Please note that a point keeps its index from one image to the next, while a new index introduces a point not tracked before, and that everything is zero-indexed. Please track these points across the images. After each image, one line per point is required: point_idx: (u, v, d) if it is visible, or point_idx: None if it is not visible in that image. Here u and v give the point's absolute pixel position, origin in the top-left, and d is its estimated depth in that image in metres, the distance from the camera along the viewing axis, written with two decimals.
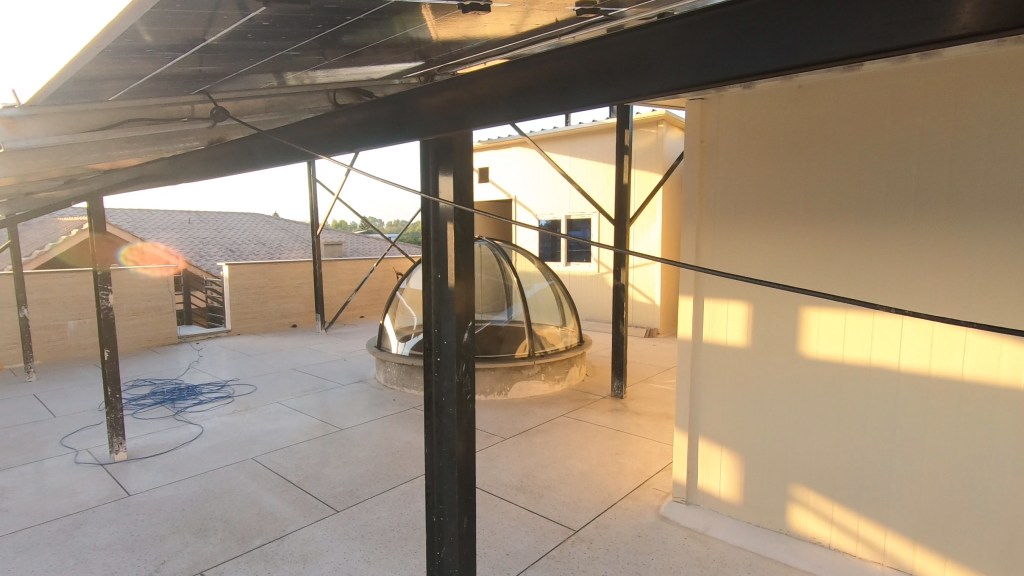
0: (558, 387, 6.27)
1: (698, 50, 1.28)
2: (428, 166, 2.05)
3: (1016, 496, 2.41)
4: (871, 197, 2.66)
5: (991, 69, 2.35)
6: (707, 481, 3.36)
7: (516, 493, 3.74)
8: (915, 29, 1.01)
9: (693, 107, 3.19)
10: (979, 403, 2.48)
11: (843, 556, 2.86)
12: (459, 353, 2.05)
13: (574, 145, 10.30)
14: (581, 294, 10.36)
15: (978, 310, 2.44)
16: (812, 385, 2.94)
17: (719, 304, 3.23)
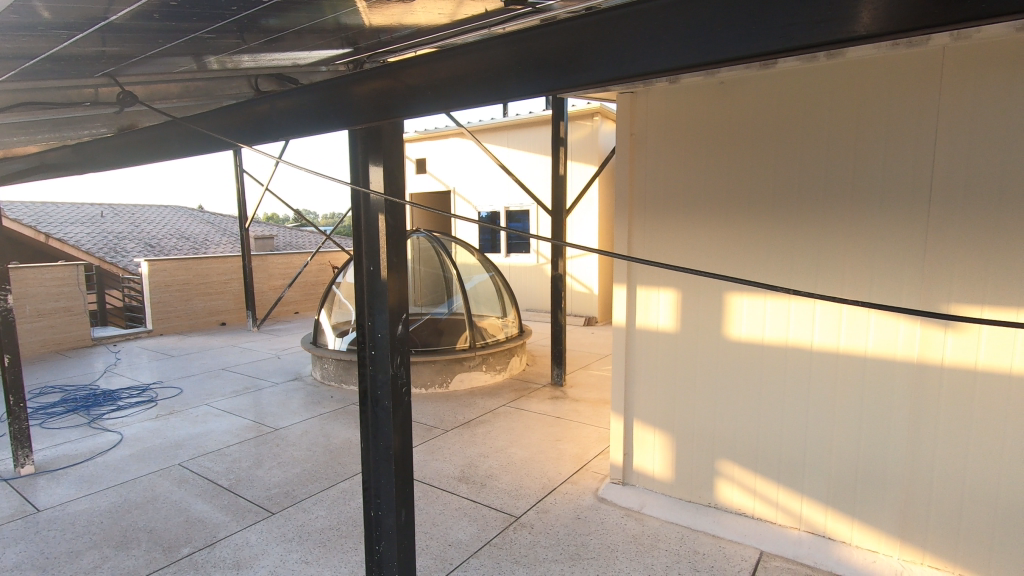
0: (499, 378, 6.32)
1: (628, 43, 1.32)
2: (357, 156, 2.00)
3: (911, 459, 2.66)
4: (785, 188, 2.84)
5: (888, 70, 2.55)
6: (642, 462, 3.51)
7: (457, 484, 3.75)
8: (824, 29, 1.08)
9: (623, 100, 3.27)
10: (881, 376, 2.71)
11: (765, 525, 3.06)
12: (393, 346, 2.03)
13: (511, 137, 10.32)
14: (520, 284, 10.45)
15: (879, 292, 2.66)
16: (736, 366, 3.11)
17: (651, 291, 3.35)
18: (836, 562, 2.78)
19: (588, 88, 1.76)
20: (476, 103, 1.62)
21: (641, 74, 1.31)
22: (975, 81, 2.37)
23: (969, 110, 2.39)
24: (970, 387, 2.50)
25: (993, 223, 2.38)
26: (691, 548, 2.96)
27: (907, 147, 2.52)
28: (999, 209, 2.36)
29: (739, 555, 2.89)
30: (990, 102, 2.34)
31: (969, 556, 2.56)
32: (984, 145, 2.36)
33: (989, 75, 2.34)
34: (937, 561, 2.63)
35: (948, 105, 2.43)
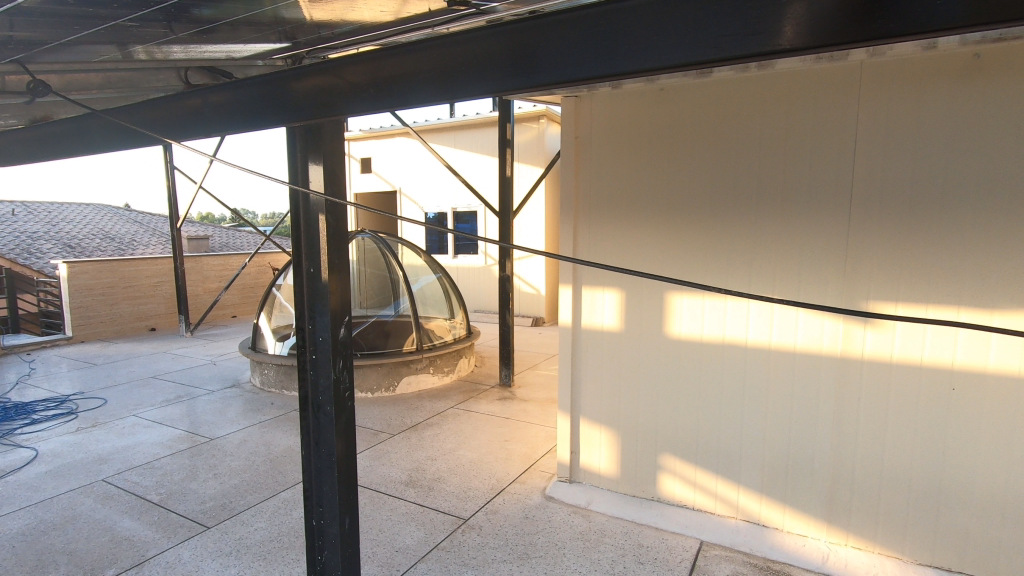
0: (447, 380, 6.28)
1: (569, 48, 1.34)
2: (296, 154, 1.94)
3: (836, 447, 2.84)
4: (721, 191, 2.97)
5: (813, 81, 2.71)
6: (588, 459, 3.57)
7: (405, 489, 3.70)
8: (753, 42, 1.14)
9: (568, 103, 3.32)
10: (809, 369, 2.88)
11: (705, 516, 3.18)
12: (335, 350, 1.98)
13: (458, 137, 10.28)
14: (468, 285, 10.42)
15: (807, 291, 2.82)
16: (677, 363, 3.22)
17: (596, 291, 3.42)
18: (770, 547, 2.93)
19: (532, 91, 1.78)
20: (420, 102, 1.61)
21: (584, 78, 1.33)
22: (889, 94, 2.56)
23: (884, 121, 2.57)
24: (887, 379, 2.70)
25: (905, 226, 2.57)
26: (635, 541, 3.04)
27: (830, 155, 2.69)
28: (910, 213, 2.56)
29: (680, 546, 2.99)
30: (902, 114, 2.53)
31: (887, 535, 2.76)
32: (897, 154, 2.55)
33: (901, 90, 2.53)
34: (860, 541, 2.82)
35: (865, 116, 2.61)
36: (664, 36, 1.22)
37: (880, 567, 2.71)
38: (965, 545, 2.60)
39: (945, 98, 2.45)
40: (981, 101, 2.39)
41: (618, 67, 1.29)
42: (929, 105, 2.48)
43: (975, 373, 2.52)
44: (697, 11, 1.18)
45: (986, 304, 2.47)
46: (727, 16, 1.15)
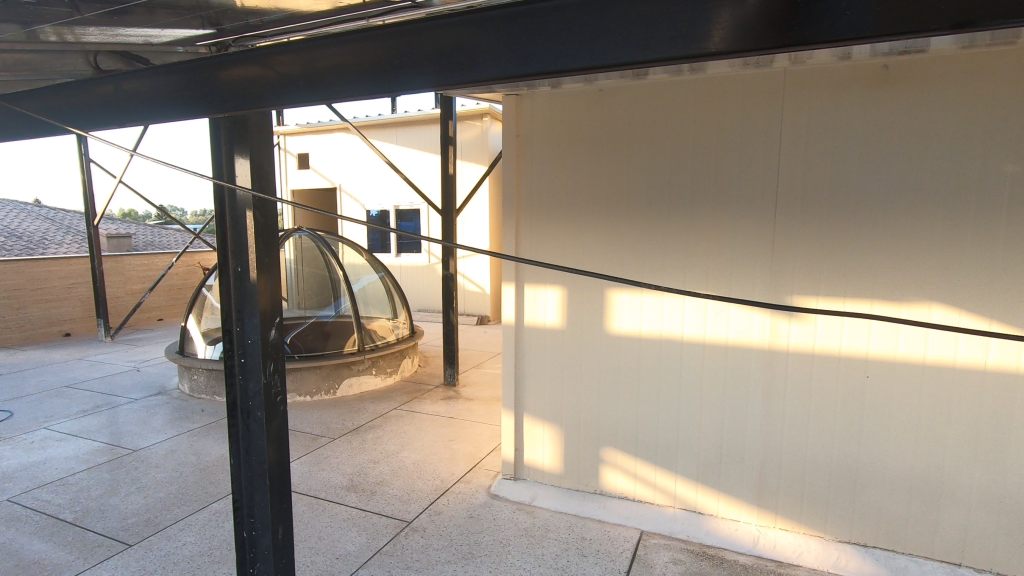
0: (390, 381, 6.16)
1: (507, 44, 1.34)
2: (220, 146, 1.84)
3: (765, 435, 2.99)
4: (658, 190, 3.05)
5: (742, 86, 2.83)
6: (532, 456, 3.59)
7: (346, 494, 3.60)
8: (683, 44, 1.18)
9: (509, 101, 3.32)
10: (739, 362, 3.01)
11: (645, 506, 3.27)
12: (266, 353, 1.89)
13: (400, 133, 10.09)
14: (411, 284, 10.26)
15: (738, 287, 2.94)
16: (617, 359, 3.29)
17: (538, 289, 3.44)
18: (706, 533, 3.05)
19: (472, 87, 1.77)
20: (356, 95, 1.56)
21: (522, 75, 1.33)
22: (809, 100, 2.71)
23: (806, 126, 2.72)
24: (809, 369, 2.86)
25: (825, 224, 2.74)
26: (579, 535, 3.09)
27: (758, 157, 2.83)
28: (830, 212, 2.72)
29: (622, 537, 3.07)
30: (822, 120, 2.69)
31: (811, 516, 2.93)
32: (818, 157, 2.71)
33: (821, 96, 2.69)
34: (787, 523, 2.98)
35: (790, 120, 2.75)
36: (599, 35, 1.23)
37: (805, 546, 2.88)
38: (879, 521, 2.80)
39: (860, 105, 2.62)
40: (890, 109, 2.57)
41: (555, 64, 1.30)
42: (846, 111, 2.64)
43: (887, 360, 2.71)
44: (630, 14, 1.20)
45: (896, 297, 2.65)
46: (658, 18, 1.18)
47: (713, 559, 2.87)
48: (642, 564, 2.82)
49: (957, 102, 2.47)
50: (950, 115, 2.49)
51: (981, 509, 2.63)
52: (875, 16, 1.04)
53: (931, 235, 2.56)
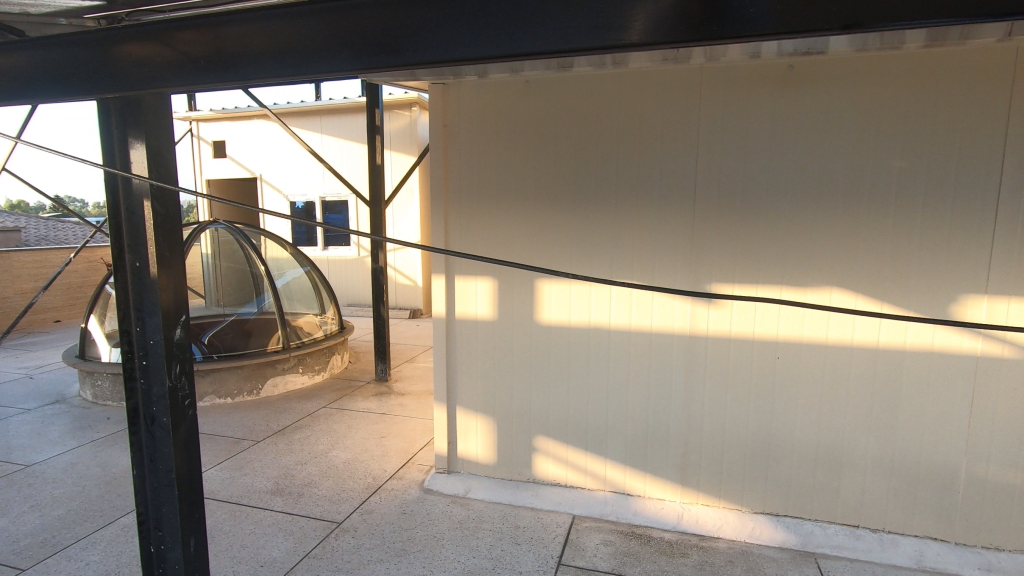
0: (319, 378, 5.94)
1: (427, 29, 1.31)
2: (111, 130, 1.68)
3: (688, 417, 3.13)
4: (584, 182, 3.10)
5: (662, 81, 2.92)
6: (465, 448, 3.58)
7: (271, 498, 3.44)
8: (602, 35, 1.19)
9: (434, 90, 3.25)
10: (663, 348, 3.13)
11: (576, 491, 3.35)
12: (170, 354, 1.76)
13: (324, 121, 9.69)
14: (340, 278, 9.93)
15: (661, 276, 3.05)
16: (547, 348, 3.33)
17: (468, 281, 3.42)
18: (634, 513, 3.17)
19: (392, 73, 1.72)
20: (267, 76, 1.48)
21: (442, 61, 1.31)
22: (724, 96, 2.84)
23: (720, 121, 2.85)
24: (726, 352, 3.02)
25: (739, 215, 2.89)
26: (512, 523, 3.12)
27: (678, 150, 2.93)
28: (743, 204, 2.87)
29: (554, 523, 3.12)
30: (735, 115, 2.83)
31: (729, 491, 3.11)
32: (733, 151, 2.85)
33: (733, 93, 2.82)
34: (708, 498, 3.14)
35: (706, 115, 2.87)
36: (516, 23, 1.24)
37: (723, 518, 3.06)
38: (789, 491, 3.01)
39: (768, 102, 2.77)
40: (795, 107, 2.74)
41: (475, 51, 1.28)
42: (756, 107, 2.80)
43: (795, 342, 2.91)
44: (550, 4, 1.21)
45: (802, 284, 2.85)
46: (576, 8, 1.19)
47: (641, 537, 2.99)
48: (574, 547, 2.89)
49: (853, 102, 2.67)
50: (845, 114, 2.68)
51: (876, 474, 2.88)
52: (776, 15, 1.10)
53: (831, 225, 2.77)
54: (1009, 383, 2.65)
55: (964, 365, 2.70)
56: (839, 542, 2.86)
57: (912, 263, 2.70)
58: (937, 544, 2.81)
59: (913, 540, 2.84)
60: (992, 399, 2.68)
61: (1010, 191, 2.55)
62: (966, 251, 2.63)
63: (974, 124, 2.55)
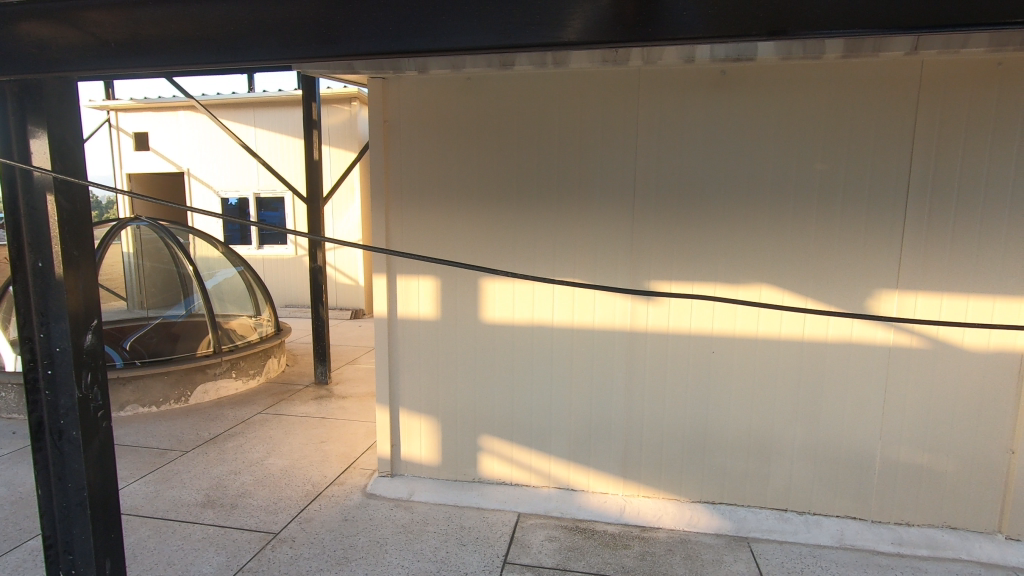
0: (253, 383, 5.67)
1: (367, 20, 1.32)
2: (5, 116, 1.53)
3: (630, 412, 3.20)
4: (526, 181, 3.11)
5: (601, 82, 2.97)
6: (409, 449, 3.52)
7: (202, 511, 3.25)
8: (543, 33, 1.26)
9: (374, 84, 3.16)
10: (605, 345, 3.19)
11: (521, 488, 3.36)
12: (80, 362, 1.63)
13: (257, 114, 9.27)
14: (276, 278, 9.53)
15: (602, 274, 3.10)
16: (491, 347, 3.32)
17: (410, 280, 3.36)
18: (577, 508, 3.21)
19: (331, 64, 1.67)
20: (190, 63, 1.41)
21: (387, 53, 1.32)
22: (661, 99, 2.92)
23: (658, 122, 2.93)
24: (665, 347, 3.12)
25: (675, 214, 2.98)
26: (457, 524, 3.09)
27: (617, 151, 2.99)
28: (679, 204, 2.97)
29: (499, 522, 3.12)
30: (671, 117, 2.91)
31: (668, 482, 3.21)
32: (669, 152, 2.93)
33: (669, 96, 2.91)
34: (649, 490, 3.24)
35: (644, 116, 2.94)
36: (454, 16, 1.28)
37: (663, 509, 3.15)
38: (724, 480, 3.15)
39: (702, 105, 2.88)
40: (727, 111, 2.85)
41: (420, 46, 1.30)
42: (691, 110, 2.89)
43: (728, 336, 3.03)
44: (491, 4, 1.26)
45: (734, 281, 2.97)
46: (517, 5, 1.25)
47: (585, 532, 3.03)
48: (519, 545, 2.89)
49: (778, 108, 2.81)
50: (773, 118, 2.82)
51: (802, 460, 3.05)
52: (704, 20, 1.21)
53: (761, 225, 2.90)
54: (917, 370, 2.87)
55: (878, 355, 2.90)
56: (770, 526, 3.01)
57: (833, 260, 2.87)
58: (856, 523, 3.00)
59: (835, 520, 3.02)
60: (903, 386, 2.90)
61: (916, 193, 2.76)
62: (879, 248, 2.82)
63: (885, 130, 2.74)
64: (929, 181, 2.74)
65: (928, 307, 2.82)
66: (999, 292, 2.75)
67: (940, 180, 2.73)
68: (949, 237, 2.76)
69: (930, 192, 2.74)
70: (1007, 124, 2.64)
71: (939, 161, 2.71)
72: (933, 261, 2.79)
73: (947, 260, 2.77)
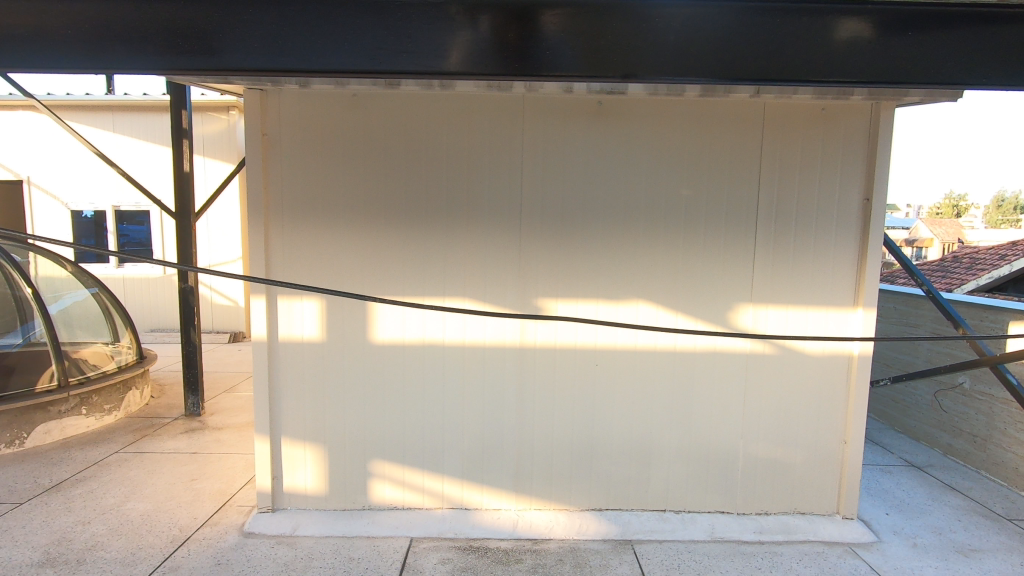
0: (109, 420, 5.04)
1: (248, 35, 1.42)
2: None
3: (521, 427, 3.27)
4: (415, 200, 3.10)
5: (487, 106, 3.05)
6: (292, 481, 3.31)
7: (39, 572, 2.81)
8: (428, 61, 1.45)
9: (250, 95, 3.00)
10: (496, 361, 3.24)
11: (414, 513, 3.30)
12: None
13: (116, 118, 8.38)
14: (139, 300, 8.59)
15: (492, 292, 3.15)
16: (381, 370, 3.24)
17: (292, 301, 3.19)
18: (471, 527, 3.20)
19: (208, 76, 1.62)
20: (52, 69, 1.42)
21: (267, 70, 1.44)
22: (544, 125, 3.06)
23: (541, 146, 3.07)
24: (553, 361, 3.23)
25: (559, 234, 3.12)
26: (346, 557, 2.94)
27: (504, 173, 3.09)
28: (563, 224, 3.12)
29: (390, 549, 3.02)
30: (553, 142, 3.07)
31: (559, 492, 3.32)
32: (553, 175, 3.08)
33: (552, 122, 3.06)
34: (541, 502, 3.32)
35: (529, 141, 3.07)
36: (345, 43, 1.43)
37: (555, 520, 3.24)
38: (609, 486, 3.31)
39: (581, 133, 3.06)
40: (605, 139, 3.06)
41: (313, 61, 1.44)
42: (572, 137, 3.06)
43: (610, 350, 3.21)
44: (378, 36, 1.43)
45: (615, 297, 3.17)
46: (403, 37, 1.44)
47: (478, 550, 3.02)
48: (411, 572, 2.82)
49: (649, 138, 3.07)
50: (645, 148, 3.07)
51: (678, 462, 3.29)
52: (576, 60, 1.46)
53: (637, 244, 3.13)
54: (770, 376, 3.23)
55: (737, 362, 3.22)
56: (651, 526, 3.20)
57: (698, 277, 3.16)
58: (724, 517, 3.29)
59: (706, 516, 3.29)
60: (759, 390, 3.24)
61: (764, 218, 3.13)
62: (735, 266, 3.16)
63: (737, 161, 3.09)
64: (773, 208, 3.12)
65: (776, 317, 3.19)
66: (830, 304, 3.18)
67: (782, 207, 3.12)
68: (790, 257, 3.15)
69: (775, 217, 3.13)
70: (831, 160, 3.09)
71: (781, 190, 3.11)
72: (779, 277, 3.17)
73: (790, 276, 3.16)
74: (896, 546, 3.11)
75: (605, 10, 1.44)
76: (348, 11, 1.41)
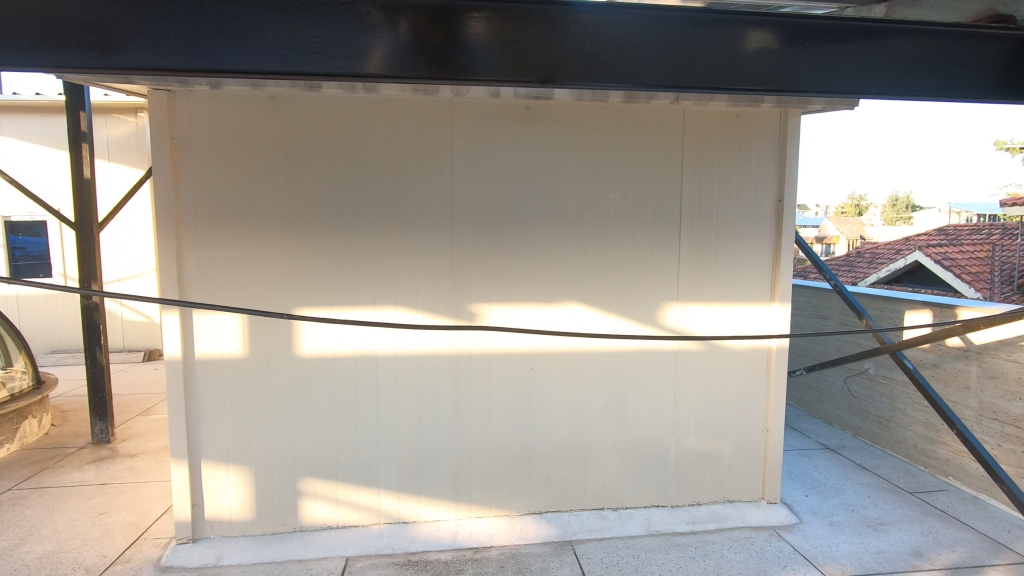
0: (2, 453, 4.55)
1: (148, 31, 1.32)
2: None
3: (458, 435, 3.23)
4: (341, 206, 2.99)
5: (414, 109, 2.99)
6: (215, 508, 3.11)
7: None
8: (347, 63, 1.40)
9: (155, 96, 2.79)
10: (431, 368, 3.18)
11: (349, 531, 3.17)
12: None
13: (5, 120, 7.63)
14: (37, 319, 7.84)
15: (425, 298, 3.10)
16: (309, 384, 3.10)
17: (209, 316, 2.99)
18: (409, 540, 3.12)
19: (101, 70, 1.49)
20: None
21: (167, 69, 1.34)
22: (472, 129, 3.05)
23: (471, 150, 3.05)
24: (489, 366, 3.21)
25: (491, 238, 3.11)
26: None
27: (433, 177, 3.04)
28: (494, 228, 3.11)
29: (325, 571, 2.88)
30: (482, 147, 3.06)
31: (499, 497, 3.30)
32: (483, 179, 3.07)
33: (481, 126, 3.05)
34: (481, 509, 3.29)
35: (458, 145, 3.04)
36: (256, 41, 1.35)
37: (496, 527, 3.21)
38: (549, 488, 3.32)
39: (509, 137, 3.07)
40: (533, 143, 3.09)
41: (217, 60, 1.35)
42: (501, 141, 3.07)
43: (545, 352, 3.23)
44: (291, 36, 1.37)
45: (548, 300, 3.19)
46: (318, 38, 1.38)
47: (417, 564, 2.95)
48: None
49: (576, 143, 3.12)
50: (573, 152, 3.12)
51: (614, 460, 3.35)
52: (499, 64, 1.45)
53: (568, 247, 3.17)
54: (697, 371, 3.36)
55: (667, 359, 3.33)
56: (590, 526, 3.25)
57: (628, 278, 3.24)
58: (660, 510, 3.38)
59: (643, 511, 3.37)
60: (687, 386, 3.36)
61: (687, 220, 3.25)
62: (661, 266, 3.26)
63: (660, 165, 3.19)
64: (695, 209, 3.25)
65: (701, 314, 3.33)
66: (749, 300, 3.35)
67: (703, 209, 3.26)
68: (712, 256, 3.30)
69: (697, 218, 3.26)
70: (745, 163, 3.26)
71: (701, 192, 3.24)
72: (702, 276, 3.30)
73: (712, 274, 3.31)
74: (815, 526, 3.30)
75: (525, 16, 1.45)
76: (258, 10, 1.34)
